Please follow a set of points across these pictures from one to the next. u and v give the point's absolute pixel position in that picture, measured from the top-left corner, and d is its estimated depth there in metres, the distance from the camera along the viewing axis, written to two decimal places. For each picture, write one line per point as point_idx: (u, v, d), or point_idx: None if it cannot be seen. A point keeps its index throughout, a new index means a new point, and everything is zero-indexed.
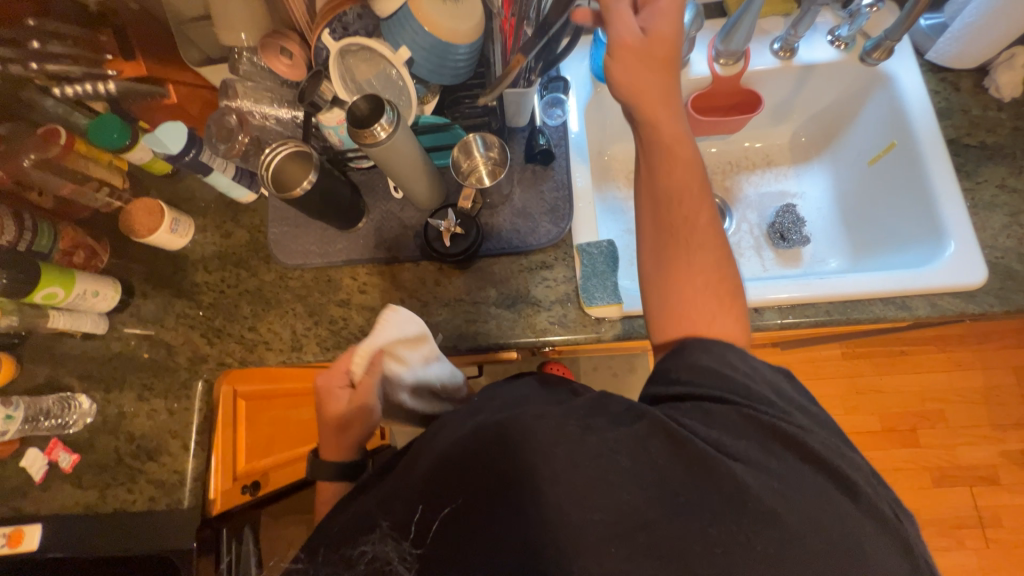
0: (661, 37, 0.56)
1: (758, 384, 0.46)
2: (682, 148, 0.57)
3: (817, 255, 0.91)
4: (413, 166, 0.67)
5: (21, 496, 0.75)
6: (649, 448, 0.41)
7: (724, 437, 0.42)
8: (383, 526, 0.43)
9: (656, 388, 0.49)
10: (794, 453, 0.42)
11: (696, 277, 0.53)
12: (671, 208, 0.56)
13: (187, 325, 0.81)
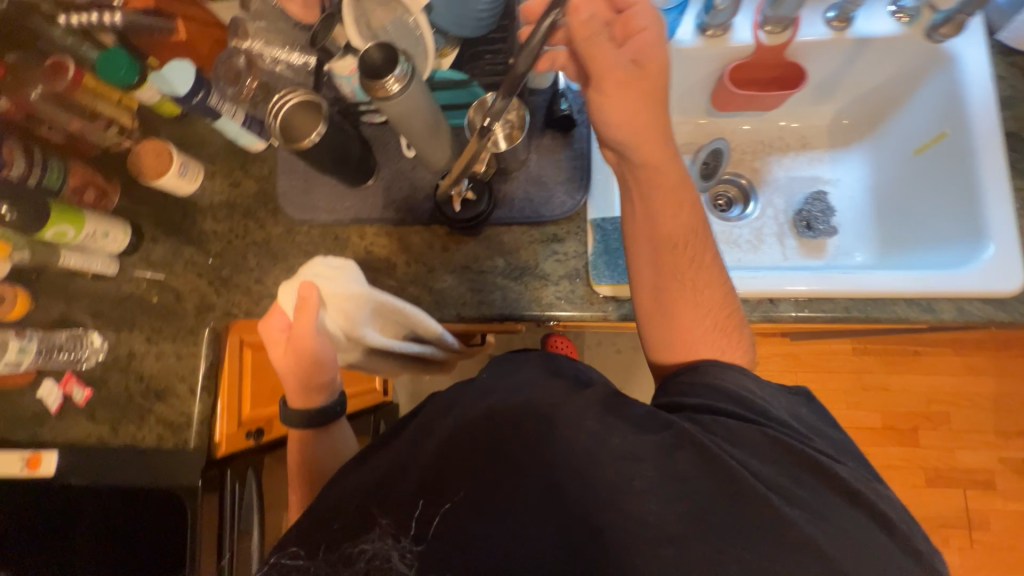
0: (647, 76, 0.57)
1: (776, 407, 0.50)
2: (680, 189, 0.59)
3: (842, 248, 0.87)
4: (426, 127, 0.64)
5: (39, 424, 0.79)
6: (676, 458, 0.42)
7: (754, 461, 0.44)
8: (382, 523, 0.44)
9: (672, 399, 0.52)
10: (813, 470, 0.44)
11: (704, 317, 0.57)
12: (670, 249, 0.58)
13: (196, 273, 0.81)
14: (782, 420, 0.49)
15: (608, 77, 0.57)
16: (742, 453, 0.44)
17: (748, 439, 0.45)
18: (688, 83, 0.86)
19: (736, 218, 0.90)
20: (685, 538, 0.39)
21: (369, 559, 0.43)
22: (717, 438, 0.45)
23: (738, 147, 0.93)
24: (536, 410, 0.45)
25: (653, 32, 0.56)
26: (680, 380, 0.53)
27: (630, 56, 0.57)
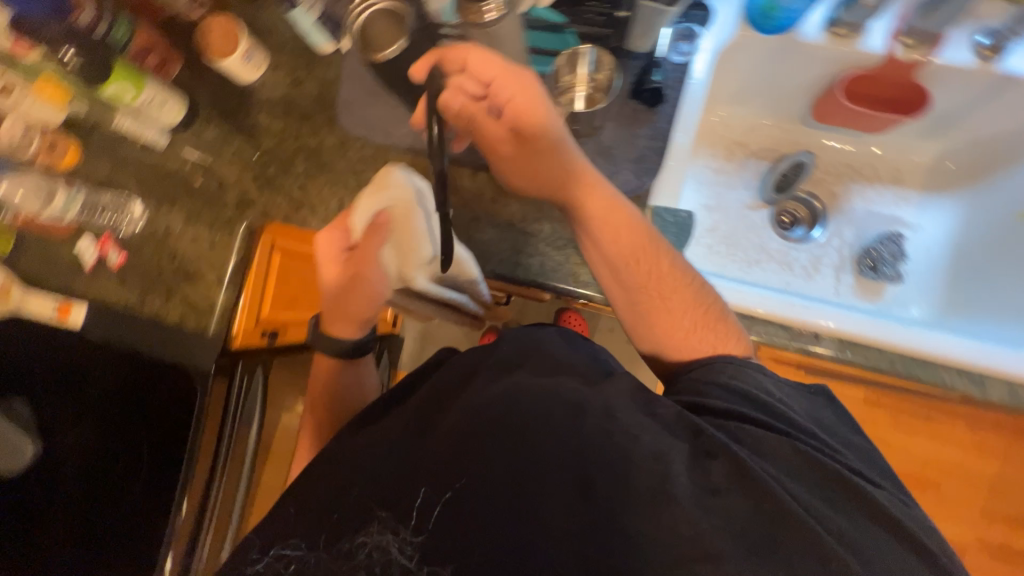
0: (528, 133, 0.57)
1: (796, 412, 0.51)
2: (613, 207, 0.59)
3: (899, 298, 0.82)
4: (516, 65, 0.63)
5: (72, 277, 0.81)
6: (704, 470, 0.44)
7: (778, 473, 0.45)
8: (382, 516, 0.44)
9: (694, 398, 0.52)
10: (824, 477, 0.45)
11: (683, 318, 0.59)
12: (623, 271, 0.60)
13: (242, 166, 0.80)
14: (801, 425, 0.49)
15: (498, 147, 0.60)
16: (755, 457, 0.46)
17: (763, 444, 0.47)
18: (791, 83, 0.80)
19: (798, 239, 0.86)
20: (702, 544, 0.41)
21: (369, 552, 0.43)
22: (731, 441, 0.47)
23: (826, 165, 0.90)
24: (568, 398, 0.47)
25: (520, 92, 0.56)
26: (692, 377, 0.54)
27: (508, 119, 0.57)
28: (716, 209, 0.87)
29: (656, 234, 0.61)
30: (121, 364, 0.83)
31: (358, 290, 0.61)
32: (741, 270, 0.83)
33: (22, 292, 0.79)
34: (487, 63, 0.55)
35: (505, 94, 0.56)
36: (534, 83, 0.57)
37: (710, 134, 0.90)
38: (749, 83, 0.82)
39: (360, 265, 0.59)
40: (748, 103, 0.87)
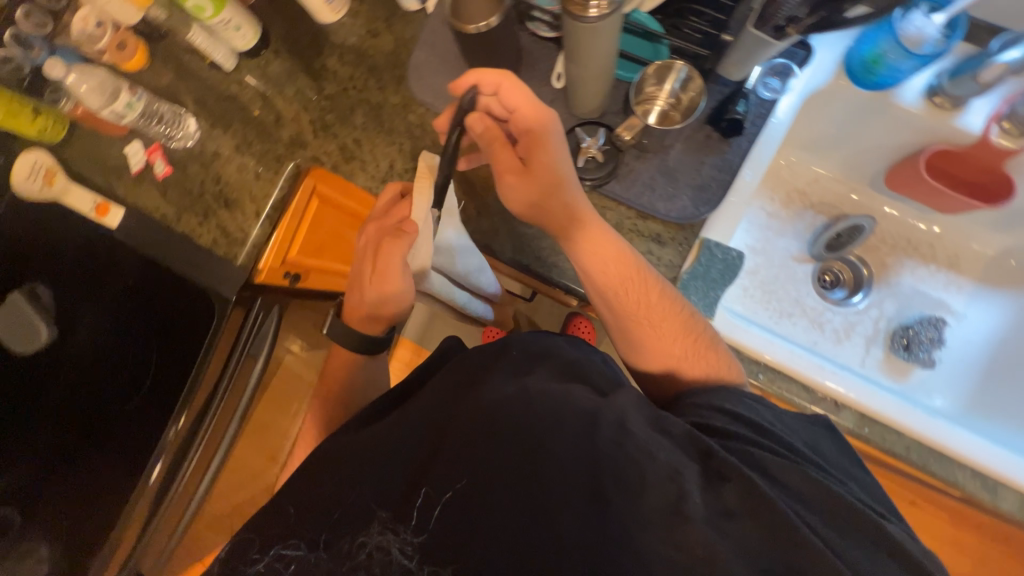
0: (538, 164, 0.57)
1: (796, 440, 0.49)
2: (600, 239, 0.60)
3: (924, 383, 0.80)
4: (597, 67, 0.60)
5: (115, 179, 0.81)
6: (720, 493, 0.42)
7: (782, 497, 0.43)
8: (382, 516, 0.45)
9: (698, 417, 0.51)
10: (836, 507, 0.42)
11: (674, 345, 0.59)
12: (613, 297, 0.61)
13: (302, 104, 0.79)
14: (801, 454, 0.47)
15: (506, 173, 0.59)
16: (763, 481, 0.43)
17: (770, 467, 0.44)
18: (869, 143, 0.81)
19: (837, 301, 0.85)
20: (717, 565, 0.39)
21: (369, 553, 0.44)
22: (739, 462, 0.44)
23: (884, 233, 0.89)
24: (586, 406, 0.45)
25: (541, 128, 0.56)
26: (692, 401, 0.53)
27: (524, 151, 0.58)
28: (760, 252, 0.86)
29: (644, 264, 0.61)
30: (145, 271, 0.84)
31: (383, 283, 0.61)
32: (772, 319, 0.82)
33: (67, 181, 0.80)
34: (519, 94, 0.56)
35: (525, 128, 0.57)
36: (557, 125, 0.57)
37: (773, 176, 0.90)
38: (826, 137, 0.83)
39: (394, 261, 0.59)
40: (821, 153, 0.87)
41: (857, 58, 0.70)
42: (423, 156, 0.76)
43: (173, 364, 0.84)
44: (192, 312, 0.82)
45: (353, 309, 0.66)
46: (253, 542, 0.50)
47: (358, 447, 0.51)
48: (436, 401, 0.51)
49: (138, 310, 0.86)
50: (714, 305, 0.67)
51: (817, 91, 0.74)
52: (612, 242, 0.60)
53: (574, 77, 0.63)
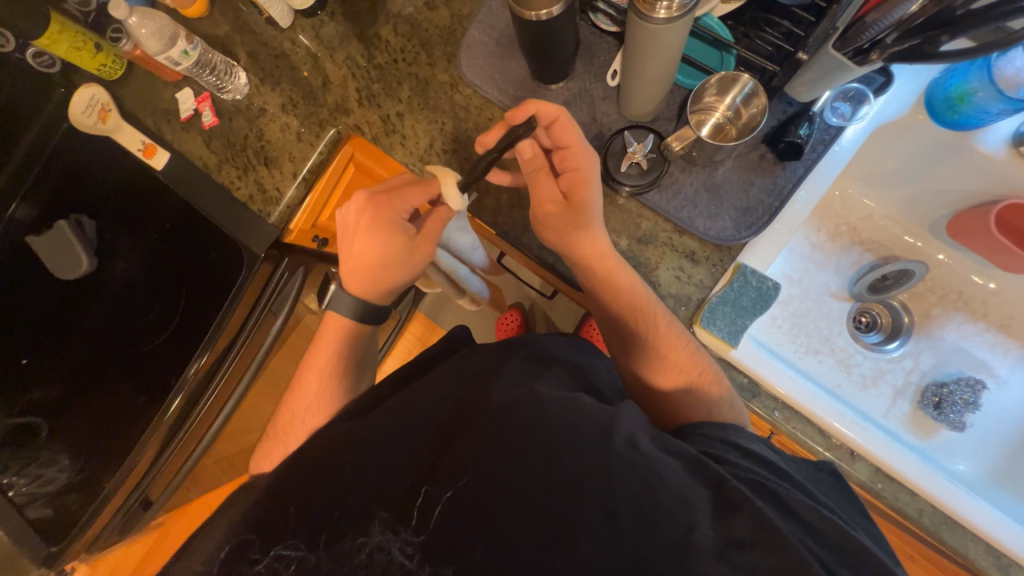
0: (580, 197, 0.60)
1: (796, 473, 0.49)
2: (618, 273, 0.61)
3: (946, 445, 0.76)
4: (657, 72, 0.58)
5: (165, 123, 0.83)
6: (731, 525, 0.41)
7: (797, 531, 0.42)
8: (382, 516, 0.44)
9: (710, 446, 0.50)
10: (846, 541, 0.41)
11: (674, 373, 0.60)
12: (626, 327, 0.62)
13: (350, 71, 0.79)
14: (805, 488, 0.47)
15: (547, 203, 0.61)
16: (772, 509, 0.43)
17: (782, 496, 0.44)
18: (935, 184, 0.77)
19: (871, 345, 0.83)
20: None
21: (369, 553, 0.42)
22: (749, 490, 0.43)
23: (934, 282, 0.85)
24: (597, 420, 0.45)
25: (585, 166, 0.60)
26: (700, 430, 0.52)
27: (564, 185, 0.61)
28: (796, 283, 0.83)
29: (656, 300, 0.62)
30: (180, 213, 0.86)
31: (418, 261, 0.65)
32: (797, 355, 0.78)
33: (119, 120, 0.82)
34: (569, 133, 0.59)
35: (568, 163, 0.60)
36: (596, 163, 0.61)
37: (825, 206, 0.87)
38: (887, 173, 0.81)
39: (429, 241, 0.65)
40: (878, 189, 0.84)
41: (941, 92, 0.68)
42: (464, 139, 0.75)
43: (198, 309, 0.86)
44: (220, 265, 0.84)
45: (370, 292, 0.66)
46: (253, 541, 0.45)
47: (370, 432, 0.49)
48: (451, 395, 0.52)
49: (171, 252, 0.89)
50: (739, 333, 0.64)
51: (889, 122, 0.72)
52: (628, 277, 0.62)
53: (630, 76, 0.61)
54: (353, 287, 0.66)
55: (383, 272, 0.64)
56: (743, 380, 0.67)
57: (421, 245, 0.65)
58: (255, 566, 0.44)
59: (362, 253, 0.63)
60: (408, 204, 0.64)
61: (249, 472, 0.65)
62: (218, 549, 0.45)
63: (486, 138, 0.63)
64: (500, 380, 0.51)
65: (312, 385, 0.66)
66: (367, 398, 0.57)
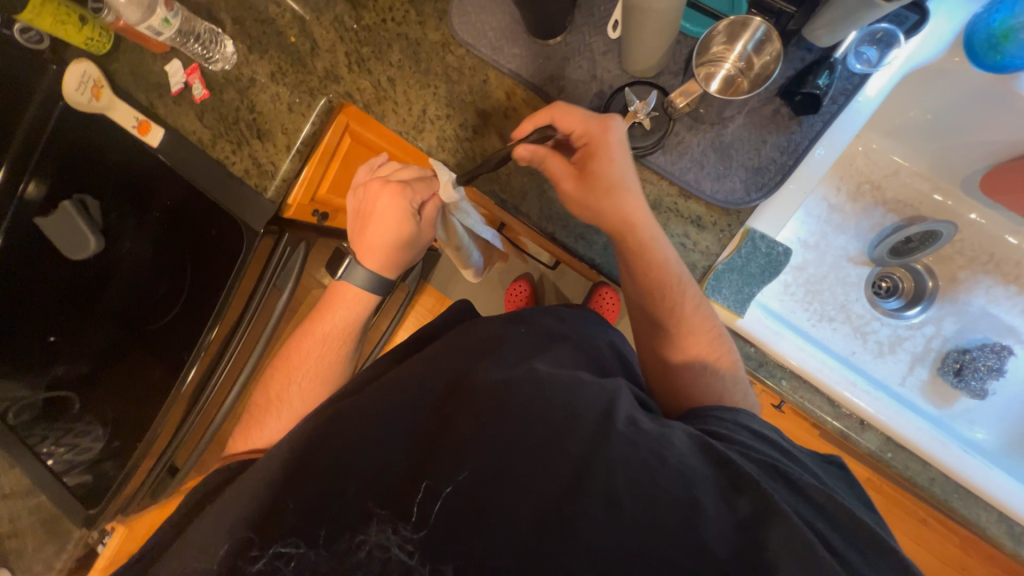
0: (594, 173, 0.56)
1: (804, 457, 0.48)
2: (653, 249, 0.57)
3: (966, 413, 0.73)
4: (659, 20, 0.53)
5: (157, 98, 0.81)
6: (736, 504, 0.40)
7: (808, 512, 0.41)
8: (379, 514, 0.44)
9: (716, 426, 0.49)
10: (852, 522, 0.40)
11: (696, 355, 0.58)
12: (656, 305, 0.59)
13: (338, 34, 0.75)
14: (814, 473, 0.46)
15: (560, 182, 0.59)
16: (781, 487, 0.42)
17: (792, 477, 0.43)
18: (970, 136, 0.71)
19: (889, 312, 0.79)
20: None
21: (369, 551, 0.43)
22: (756, 470, 0.43)
23: (964, 243, 0.80)
24: (598, 403, 0.45)
25: (596, 139, 0.56)
26: (712, 413, 0.51)
27: (579, 161, 0.58)
28: (813, 248, 0.79)
29: (688, 281, 0.59)
30: (183, 190, 0.85)
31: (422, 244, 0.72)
32: (810, 323, 0.75)
33: (112, 96, 0.81)
34: (574, 115, 0.56)
35: (581, 141, 0.57)
36: (621, 129, 0.56)
37: (846, 163, 0.81)
38: (919, 125, 0.74)
39: (433, 225, 0.71)
40: (906, 144, 0.78)
41: (982, 30, 0.62)
42: (459, 103, 0.72)
43: (205, 287, 0.85)
44: (221, 243, 0.83)
45: (386, 272, 0.69)
46: (252, 539, 0.45)
47: (368, 411, 0.49)
48: (451, 374, 0.51)
49: (176, 229, 0.89)
50: (746, 301, 0.62)
51: (922, 68, 0.66)
52: (662, 253, 0.58)
53: (631, 26, 0.56)
54: (373, 270, 0.68)
55: (402, 253, 0.69)
56: (751, 350, 0.65)
57: (426, 230, 0.71)
58: (254, 564, 0.44)
59: (377, 236, 0.67)
60: (419, 196, 0.68)
61: (237, 444, 0.68)
62: (218, 547, 0.46)
63: (522, 127, 0.58)
64: (495, 360, 0.51)
65: (307, 366, 0.68)
66: (367, 381, 0.58)
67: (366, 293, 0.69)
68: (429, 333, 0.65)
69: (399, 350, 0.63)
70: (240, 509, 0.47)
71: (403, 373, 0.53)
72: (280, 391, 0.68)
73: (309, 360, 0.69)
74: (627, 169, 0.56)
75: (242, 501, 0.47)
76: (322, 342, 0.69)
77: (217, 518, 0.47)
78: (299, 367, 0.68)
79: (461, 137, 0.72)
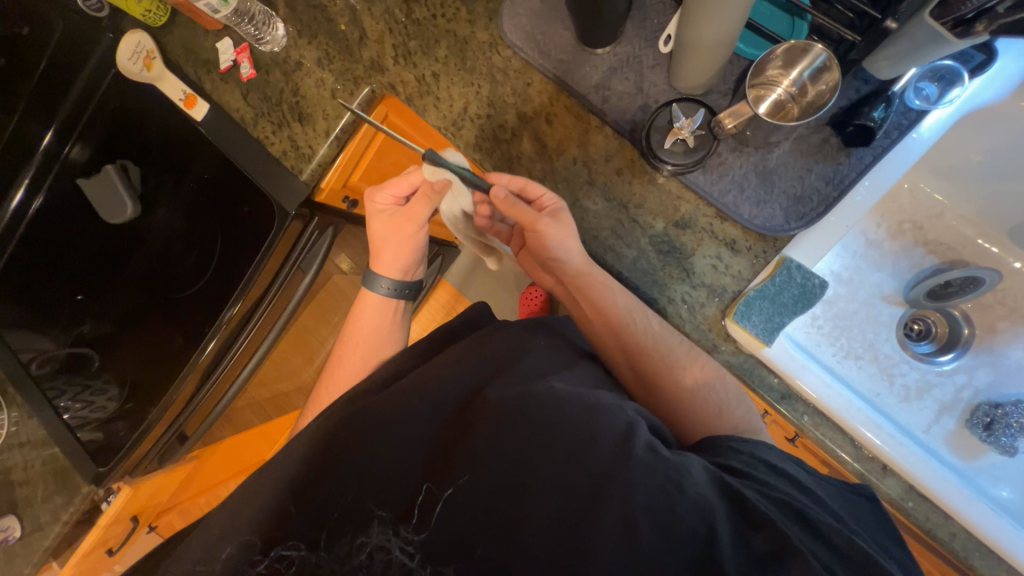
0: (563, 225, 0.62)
1: (825, 495, 0.47)
2: (600, 285, 0.62)
3: (991, 469, 0.69)
4: (715, 38, 0.53)
5: (205, 73, 0.83)
6: (749, 541, 0.40)
7: (824, 553, 0.39)
8: (382, 517, 0.45)
9: (731, 459, 0.48)
10: (872, 566, 0.39)
11: (669, 376, 0.58)
12: (625, 334, 0.59)
13: (387, 26, 0.76)
14: (835, 512, 0.44)
15: (537, 224, 0.61)
16: (795, 526, 0.41)
17: (808, 515, 0.42)
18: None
19: (921, 355, 0.77)
20: None
21: (370, 553, 0.42)
22: (771, 507, 0.41)
23: (1006, 292, 0.78)
24: (618, 425, 0.45)
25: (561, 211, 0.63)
26: (728, 443, 0.50)
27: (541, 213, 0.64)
28: (845, 282, 0.76)
29: (640, 304, 0.62)
30: (220, 165, 0.86)
31: (411, 237, 0.71)
32: (836, 359, 0.73)
33: (162, 68, 0.81)
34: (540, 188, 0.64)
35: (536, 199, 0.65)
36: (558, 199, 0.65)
37: (891, 199, 0.79)
38: (969, 166, 0.73)
39: (412, 215, 0.69)
40: (954, 184, 0.77)
41: None
42: (500, 104, 0.72)
43: (233, 262, 0.87)
44: (251, 222, 0.84)
45: (380, 263, 0.73)
46: (254, 542, 0.46)
47: (389, 406, 0.50)
48: (469, 385, 0.51)
49: (210, 204, 0.91)
50: (775, 331, 0.60)
51: (983, 109, 0.65)
52: (611, 286, 0.62)
53: (685, 44, 0.56)
54: (377, 269, 0.73)
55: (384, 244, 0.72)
56: (773, 381, 0.63)
57: (403, 224, 0.70)
58: (255, 567, 0.45)
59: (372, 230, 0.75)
60: (390, 193, 0.70)
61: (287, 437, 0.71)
62: (218, 549, 0.46)
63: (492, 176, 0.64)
64: (514, 373, 0.51)
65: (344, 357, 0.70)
66: (384, 378, 0.58)
67: (387, 299, 0.73)
68: (448, 334, 0.64)
69: (419, 348, 0.62)
70: (259, 495, 0.47)
71: (425, 372, 0.52)
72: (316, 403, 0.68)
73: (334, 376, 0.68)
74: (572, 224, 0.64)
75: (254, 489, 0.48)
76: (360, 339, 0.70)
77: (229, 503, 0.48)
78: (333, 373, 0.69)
79: (499, 137, 0.72)
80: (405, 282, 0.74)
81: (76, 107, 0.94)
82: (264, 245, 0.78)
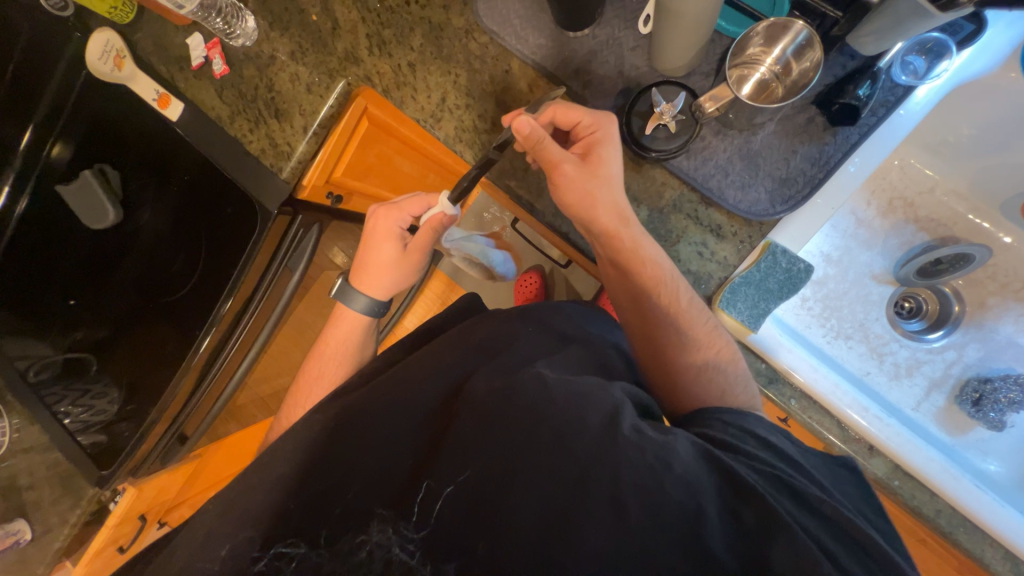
0: (598, 162, 0.56)
1: (812, 466, 0.46)
2: (640, 246, 0.56)
3: (980, 443, 0.70)
4: (692, 17, 0.51)
5: (177, 70, 0.80)
6: (739, 517, 0.40)
7: (810, 522, 0.40)
8: (382, 514, 0.44)
9: (718, 433, 0.47)
10: (854, 527, 0.39)
11: (691, 351, 0.56)
12: (647, 302, 0.56)
13: (361, 15, 0.73)
14: (820, 481, 0.44)
15: (562, 163, 0.55)
16: (784, 498, 0.41)
17: (796, 486, 0.41)
18: (1011, 155, 0.69)
19: (910, 333, 0.77)
20: None
21: (369, 551, 0.42)
22: (758, 480, 0.41)
23: (998, 268, 0.76)
24: (605, 407, 0.45)
25: (603, 131, 0.57)
26: (718, 416, 0.50)
27: (581, 149, 0.58)
28: (835, 263, 0.76)
29: (677, 274, 0.58)
30: (200, 164, 0.84)
31: (408, 271, 0.70)
32: (826, 340, 0.73)
33: (134, 67, 0.80)
34: (576, 110, 0.57)
35: (587, 131, 0.58)
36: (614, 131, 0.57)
37: (881, 177, 0.78)
38: (959, 141, 0.72)
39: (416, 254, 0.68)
40: (946, 160, 0.75)
41: None
42: (480, 94, 0.70)
43: (219, 261, 0.85)
44: (236, 221, 0.83)
45: (361, 286, 0.70)
46: (253, 539, 0.45)
47: (374, 406, 0.49)
48: (457, 374, 0.52)
49: (193, 205, 0.89)
50: (761, 317, 0.59)
51: (970, 83, 0.64)
52: (650, 250, 0.57)
53: (662, 26, 0.55)
54: (354, 283, 0.70)
55: (371, 270, 0.69)
56: (761, 366, 0.64)
57: (406, 259, 0.68)
58: (255, 565, 0.44)
59: (364, 247, 0.70)
60: (406, 215, 0.68)
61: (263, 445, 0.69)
62: (219, 548, 0.46)
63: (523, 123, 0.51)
64: (498, 363, 0.51)
65: (328, 354, 0.68)
66: (371, 375, 0.58)
67: (364, 317, 0.70)
68: (434, 327, 0.64)
69: (408, 343, 0.63)
70: (257, 496, 0.48)
71: (411, 366, 0.53)
72: (305, 404, 0.67)
73: (323, 375, 0.67)
74: (616, 168, 0.56)
75: (251, 492, 0.48)
76: (346, 340, 0.69)
77: (227, 508, 0.48)
78: (320, 373, 0.67)
79: (480, 128, 0.71)
80: (381, 303, 0.70)
81: (52, 110, 0.94)
82: (247, 248, 0.77)
